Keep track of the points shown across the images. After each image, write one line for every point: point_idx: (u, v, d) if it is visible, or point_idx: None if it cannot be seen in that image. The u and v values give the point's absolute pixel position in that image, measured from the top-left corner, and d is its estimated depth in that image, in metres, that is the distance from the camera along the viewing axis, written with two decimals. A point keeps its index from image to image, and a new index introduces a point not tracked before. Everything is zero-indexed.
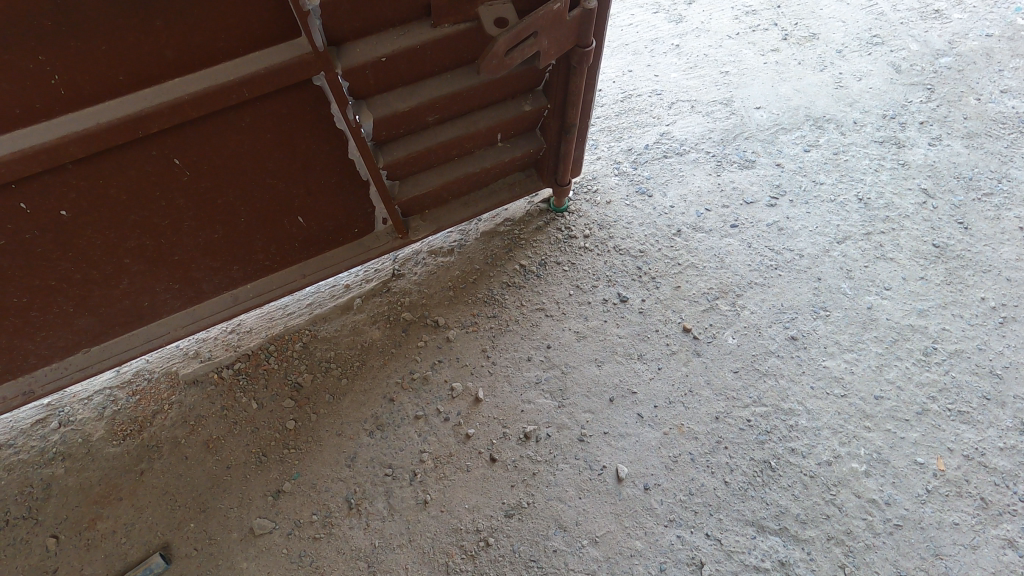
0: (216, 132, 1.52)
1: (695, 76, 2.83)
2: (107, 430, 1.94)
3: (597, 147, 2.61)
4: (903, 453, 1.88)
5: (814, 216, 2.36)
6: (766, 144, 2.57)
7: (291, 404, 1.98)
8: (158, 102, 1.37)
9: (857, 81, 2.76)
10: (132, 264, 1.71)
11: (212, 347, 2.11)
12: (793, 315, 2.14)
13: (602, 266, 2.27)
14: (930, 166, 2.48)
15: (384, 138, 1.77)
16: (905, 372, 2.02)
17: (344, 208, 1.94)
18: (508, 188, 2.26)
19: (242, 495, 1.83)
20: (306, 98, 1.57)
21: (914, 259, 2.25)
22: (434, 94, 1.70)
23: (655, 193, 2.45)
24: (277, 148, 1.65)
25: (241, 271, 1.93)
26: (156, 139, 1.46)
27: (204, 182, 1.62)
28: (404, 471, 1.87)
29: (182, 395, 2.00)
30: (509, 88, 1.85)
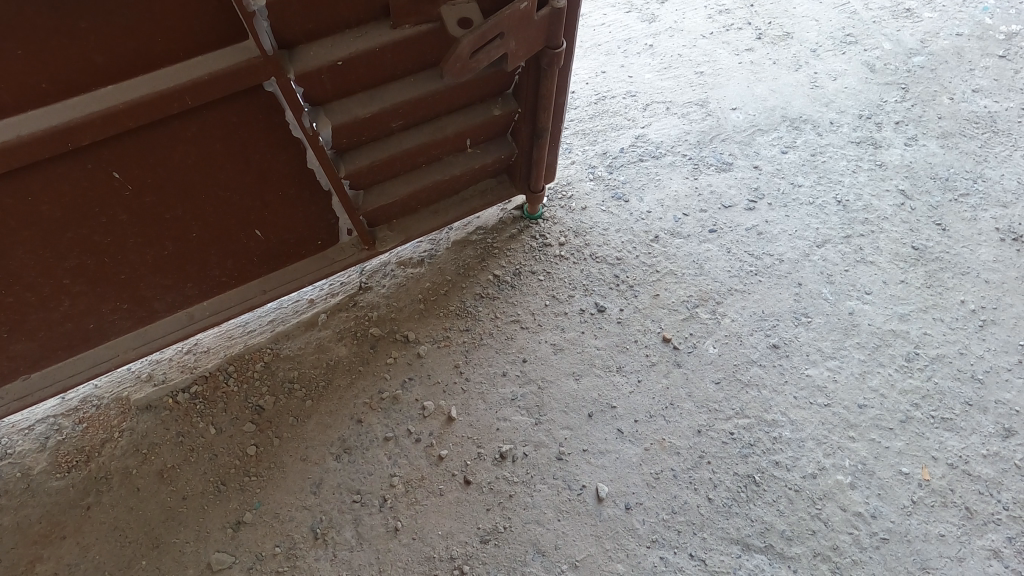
0: (159, 143, 1.41)
1: (670, 77, 2.76)
2: (50, 463, 1.81)
3: (571, 150, 2.53)
4: (887, 463, 1.84)
5: (793, 220, 2.31)
6: (743, 146, 2.52)
7: (252, 428, 1.87)
8: (89, 111, 1.25)
9: (832, 81, 2.72)
10: (72, 285, 1.58)
11: (166, 369, 1.99)
12: (774, 323, 2.08)
13: (578, 275, 2.19)
14: (907, 166, 2.44)
15: (345, 146, 1.67)
16: (888, 379, 1.98)
17: (305, 220, 1.83)
18: (479, 195, 2.16)
19: (199, 528, 1.71)
20: (257, 105, 1.46)
21: (893, 262, 2.21)
22: (396, 100, 1.60)
23: (631, 198, 2.38)
24: (228, 158, 1.54)
25: (195, 289, 1.81)
26: (91, 151, 1.34)
27: (149, 196, 1.50)
28: (374, 496, 1.77)
29: (134, 422, 1.88)
30: (477, 91, 1.77)
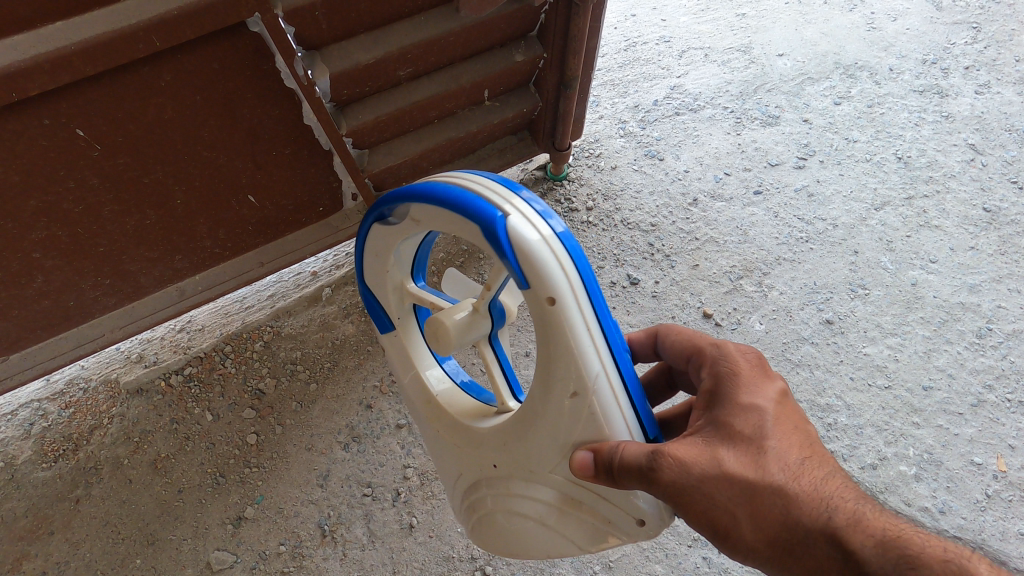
0: (129, 92, 1.21)
1: (708, 21, 2.50)
2: (35, 451, 1.65)
3: (598, 104, 2.28)
4: (957, 452, 1.62)
5: (848, 179, 2.08)
6: (791, 96, 2.27)
7: (252, 415, 1.71)
8: (35, 55, 1.05)
9: (892, 22, 2.48)
10: (44, 259, 1.39)
11: (158, 349, 1.82)
12: (827, 296, 1.86)
13: (609, 242, 1.97)
14: (977, 118, 2.21)
15: (347, 98, 1.45)
16: (957, 358, 1.76)
17: (303, 183, 1.63)
18: (498, 154, 1.94)
19: (197, 524, 1.56)
20: (241, 49, 1.25)
21: (962, 226, 1.98)
22: (404, 43, 1.38)
23: (667, 156, 2.14)
24: (211, 113, 1.33)
25: (185, 261, 1.61)
26: (46, 102, 1.14)
27: (123, 156, 1.30)
28: (386, 490, 1.61)
29: (124, 407, 1.71)
30: (497, 33, 1.54)
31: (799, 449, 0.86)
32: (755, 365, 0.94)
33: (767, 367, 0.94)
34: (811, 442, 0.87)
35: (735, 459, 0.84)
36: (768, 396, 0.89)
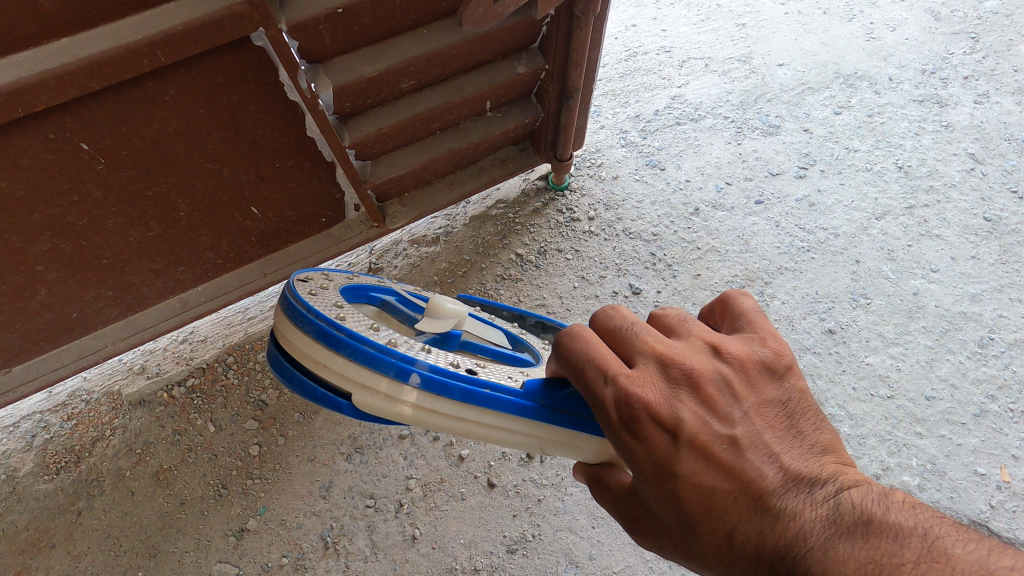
0: (133, 106, 1.21)
1: (708, 30, 2.52)
2: (37, 463, 1.64)
3: (599, 113, 2.29)
4: (960, 462, 1.62)
5: (849, 189, 2.09)
6: (791, 106, 2.28)
7: (255, 426, 1.71)
8: (40, 70, 1.05)
9: (891, 32, 2.50)
10: (48, 271, 1.39)
11: (160, 360, 1.82)
12: (829, 305, 1.86)
13: (610, 252, 1.97)
14: (977, 127, 2.22)
15: (350, 110, 1.46)
16: (959, 367, 1.76)
17: (306, 194, 1.63)
18: (499, 165, 1.95)
19: (198, 536, 1.55)
20: (246, 63, 1.26)
21: (963, 236, 1.98)
22: (407, 56, 1.39)
23: (667, 165, 2.15)
24: (215, 127, 1.34)
25: (188, 273, 1.61)
26: (51, 117, 1.15)
27: (127, 169, 1.31)
28: (388, 501, 1.61)
29: (126, 419, 1.71)
30: (500, 46, 1.55)
31: (723, 517, 0.73)
32: (640, 432, 0.76)
33: (653, 420, 0.75)
34: (734, 491, 0.73)
35: (681, 548, 0.78)
36: (667, 474, 0.75)
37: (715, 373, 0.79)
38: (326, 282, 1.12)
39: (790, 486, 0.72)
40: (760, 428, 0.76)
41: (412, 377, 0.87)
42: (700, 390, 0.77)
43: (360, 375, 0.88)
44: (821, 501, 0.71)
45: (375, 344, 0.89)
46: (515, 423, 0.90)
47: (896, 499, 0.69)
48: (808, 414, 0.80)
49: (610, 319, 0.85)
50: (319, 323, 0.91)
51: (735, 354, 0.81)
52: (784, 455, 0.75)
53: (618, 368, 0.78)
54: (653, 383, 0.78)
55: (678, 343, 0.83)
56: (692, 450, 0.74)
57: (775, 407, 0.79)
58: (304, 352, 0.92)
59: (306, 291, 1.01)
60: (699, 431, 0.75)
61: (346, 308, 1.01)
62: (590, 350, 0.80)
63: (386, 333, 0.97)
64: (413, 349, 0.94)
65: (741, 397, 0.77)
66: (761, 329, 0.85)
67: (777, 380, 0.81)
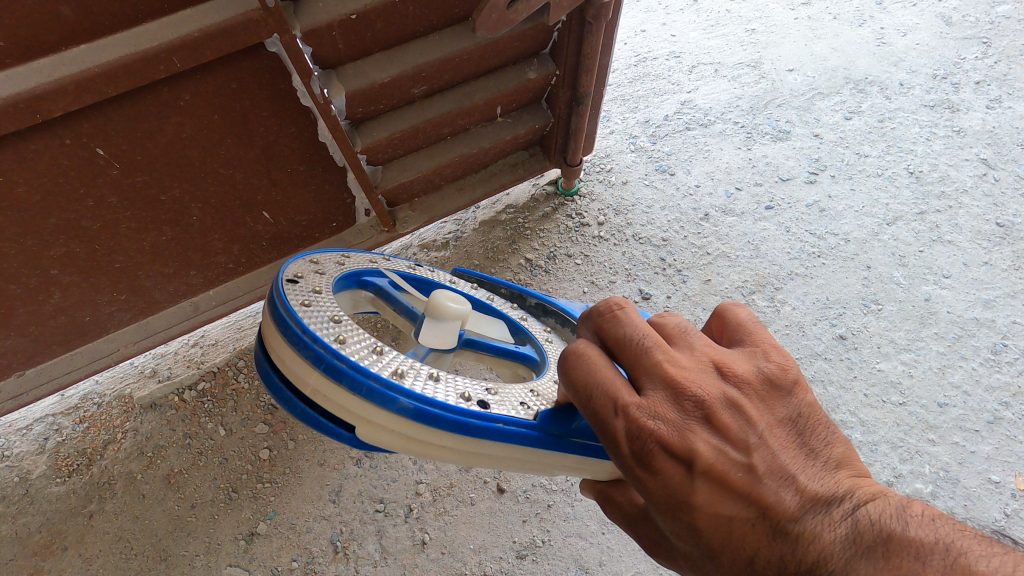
0: (149, 112, 1.22)
1: (717, 36, 2.52)
2: (49, 466, 1.65)
3: (609, 118, 2.29)
4: (974, 470, 1.60)
5: (860, 194, 2.08)
6: (801, 111, 2.28)
7: (265, 429, 1.71)
8: (58, 76, 1.07)
9: (902, 37, 2.49)
10: (62, 275, 1.40)
11: (171, 364, 1.83)
12: (840, 311, 1.85)
13: (620, 257, 1.97)
14: (989, 133, 2.21)
15: (362, 116, 1.47)
16: (972, 374, 1.75)
17: (318, 199, 1.64)
18: (509, 170, 1.95)
19: (209, 540, 1.56)
20: (260, 69, 1.27)
21: (975, 241, 1.97)
22: (420, 62, 1.40)
23: (677, 171, 2.15)
24: (228, 133, 1.35)
25: (200, 277, 1.62)
26: (67, 122, 1.16)
27: (141, 174, 1.32)
28: (398, 506, 1.61)
29: (138, 422, 1.71)
30: (512, 51, 1.56)
31: (743, 544, 0.74)
32: (653, 464, 0.74)
33: (667, 454, 0.74)
34: (752, 519, 0.74)
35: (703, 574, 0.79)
36: (683, 506, 0.75)
37: (725, 395, 0.78)
38: (320, 281, 1.06)
39: (808, 509, 0.73)
40: (775, 450, 0.76)
41: (418, 411, 0.87)
42: (713, 416, 0.76)
43: (364, 408, 0.87)
44: (839, 520, 0.72)
45: (379, 378, 0.87)
46: (520, 450, 0.92)
47: (914, 514, 0.70)
48: (819, 429, 0.80)
49: (615, 328, 0.80)
50: (318, 350, 0.88)
51: (742, 372, 0.80)
52: (800, 476, 0.75)
53: (628, 396, 0.75)
54: (664, 409, 0.76)
55: (684, 361, 0.80)
56: (708, 480, 0.74)
57: (786, 425, 0.79)
58: (302, 377, 0.90)
59: (299, 300, 0.97)
60: (714, 461, 0.74)
61: (344, 319, 0.98)
62: (599, 375, 0.76)
63: (391, 360, 0.94)
64: (420, 379, 0.93)
65: (753, 419, 0.77)
66: (763, 341, 0.85)
67: (786, 396, 0.80)
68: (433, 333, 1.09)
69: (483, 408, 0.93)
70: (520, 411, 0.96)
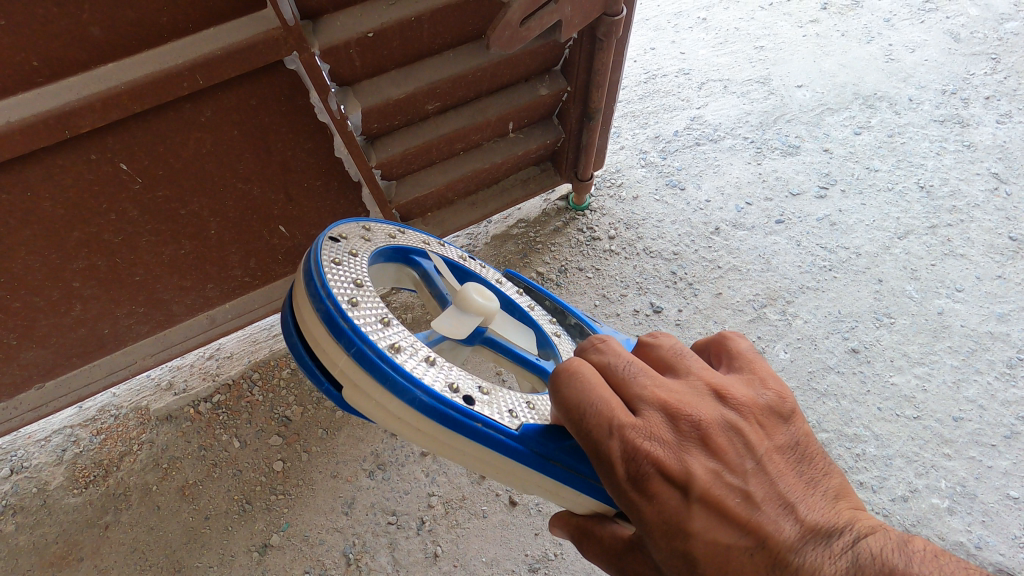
0: (171, 127, 1.26)
1: (726, 53, 2.55)
2: (67, 477, 1.66)
3: (619, 134, 2.31)
4: (991, 485, 1.59)
5: (871, 209, 2.09)
6: (810, 127, 2.30)
7: (279, 441, 1.73)
8: (85, 94, 1.10)
9: (910, 53, 2.51)
10: (83, 288, 1.43)
11: (187, 377, 1.85)
12: (852, 324, 1.85)
13: (631, 271, 1.98)
14: (999, 147, 2.21)
15: (377, 131, 1.49)
16: (987, 388, 1.74)
17: (332, 214, 1.66)
18: (521, 184, 1.97)
19: (223, 551, 1.56)
20: (279, 85, 1.30)
21: (988, 255, 1.97)
22: (434, 78, 1.43)
23: (687, 185, 2.16)
24: (247, 148, 1.38)
25: (216, 290, 1.65)
26: (93, 137, 1.19)
27: (162, 189, 1.35)
28: (410, 518, 1.61)
29: (153, 434, 1.73)
30: (524, 67, 1.59)
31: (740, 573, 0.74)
32: (649, 489, 0.76)
33: (663, 478, 0.76)
34: (750, 548, 0.74)
35: None
36: (679, 532, 0.75)
37: (724, 418, 0.80)
38: (363, 245, 1.07)
39: (808, 540, 0.73)
40: (774, 476, 0.77)
41: (406, 392, 0.86)
42: (709, 439, 0.78)
43: (355, 371, 0.88)
44: (838, 553, 0.72)
45: (374, 347, 0.87)
46: (500, 458, 0.89)
47: (918, 551, 0.70)
48: (817, 458, 0.82)
49: (603, 356, 0.84)
50: (328, 306, 0.90)
51: (740, 396, 0.82)
52: (800, 506, 0.76)
53: (621, 416, 0.78)
54: (659, 432, 0.78)
55: (679, 386, 0.83)
56: (705, 505, 0.75)
57: (785, 452, 0.80)
58: (309, 327, 0.93)
59: (330, 258, 0.98)
60: (711, 486, 0.76)
61: (366, 285, 0.98)
62: (593, 393, 0.78)
63: (395, 333, 0.93)
64: (416, 358, 0.92)
65: (752, 443, 0.79)
66: (761, 368, 0.87)
67: (784, 422, 0.82)
68: (450, 322, 1.08)
69: (467, 403, 0.90)
70: (506, 418, 0.91)
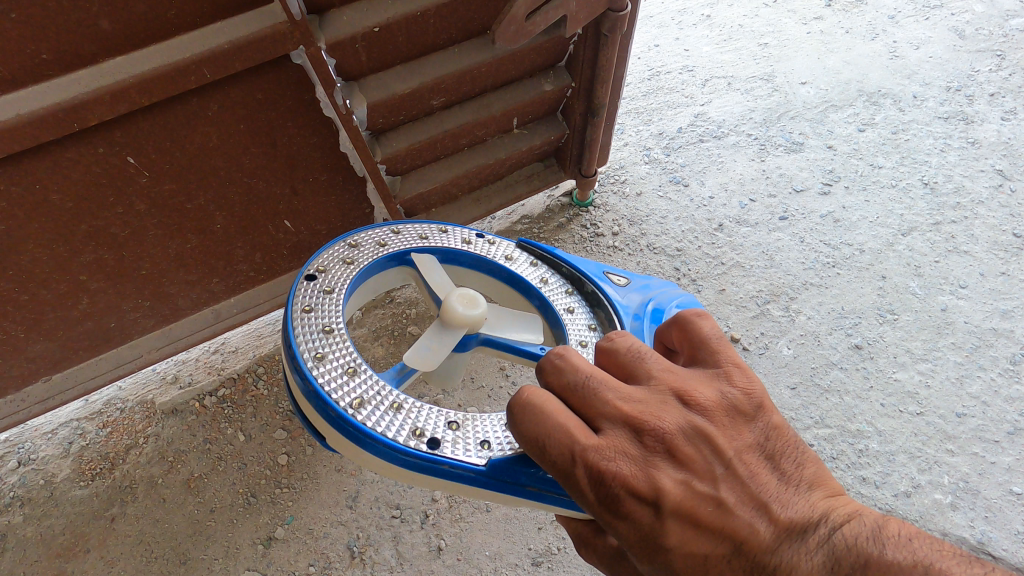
0: (178, 121, 1.27)
1: (730, 50, 2.55)
2: (73, 470, 1.68)
3: (623, 131, 2.32)
4: (994, 481, 1.59)
5: (874, 205, 2.09)
6: (815, 123, 2.30)
7: (284, 435, 1.74)
8: (93, 87, 1.11)
9: (914, 50, 2.51)
10: (89, 281, 1.44)
11: (192, 371, 1.86)
12: (856, 320, 1.85)
13: (635, 267, 1.98)
14: (1004, 144, 2.21)
15: (382, 126, 1.50)
16: (990, 385, 1.74)
17: (336, 209, 1.67)
18: (525, 180, 1.98)
19: (228, 544, 1.57)
20: (284, 80, 1.31)
21: (992, 252, 1.97)
22: (439, 73, 1.44)
23: (691, 182, 2.17)
24: (253, 142, 1.39)
25: (221, 285, 1.65)
26: (100, 131, 1.20)
27: (168, 183, 1.36)
28: (414, 512, 1.62)
29: (159, 427, 1.74)
30: (529, 63, 1.59)
31: None
32: (621, 509, 0.77)
33: (633, 496, 0.76)
34: (727, 556, 0.76)
35: None
36: (656, 546, 0.77)
37: (689, 424, 0.80)
38: (342, 276, 1.11)
39: (784, 539, 0.76)
40: (745, 480, 0.78)
41: (370, 444, 0.93)
42: (675, 450, 0.78)
43: (327, 427, 0.96)
44: (815, 548, 0.75)
45: (336, 408, 0.94)
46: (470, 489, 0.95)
47: (891, 536, 0.72)
48: (790, 450, 0.82)
49: (560, 375, 0.83)
50: (296, 366, 0.98)
51: (704, 398, 0.82)
52: (774, 505, 0.77)
53: (582, 440, 0.77)
54: (624, 448, 0.78)
55: (641, 393, 0.82)
56: (678, 519, 0.76)
57: (755, 450, 0.81)
58: (290, 383, 1.02)
59: (303, 306, 1.05)
60: (683, 499, 0.76)
61: (336, 330, 1.03)
62: (549, 420, 0.78)
63: (361, 381, 0.98)
64: (381, 408, 0.96)
65: (720, 448, 0.79)
66: (725, 361, 0.87)
67: (750, 420, 0.83)
68: (427, 347, 1.11)
69: (432, 448, 0.94)
70: (475, 453, 0.95)
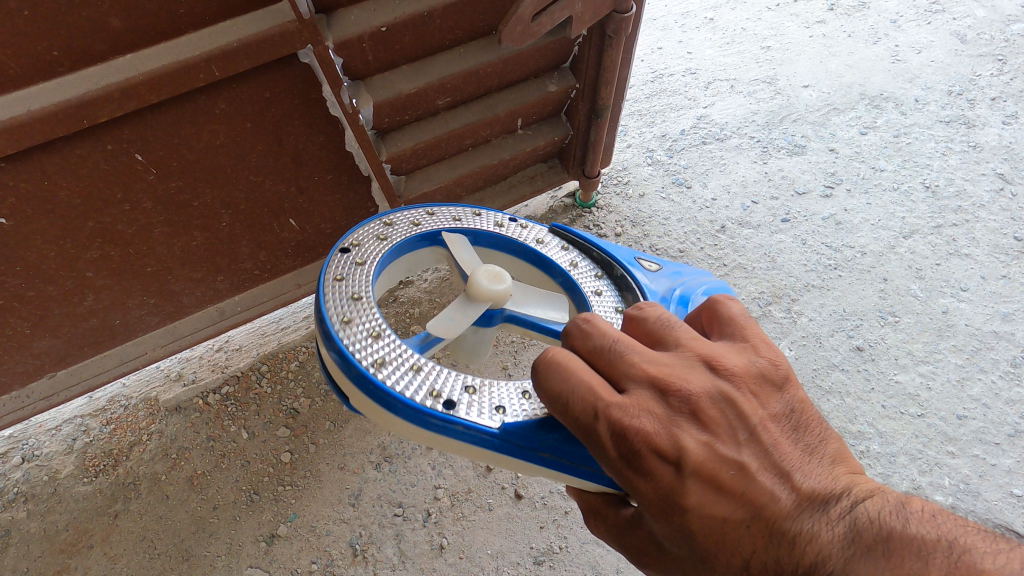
0: (186, 119, 1.28)
1: (733, 53, 2.56)
2: (76, 466, 1.68)
3: (626, 133, 2.33)
4: (995, 483, 1.59)
5: (876, 208, 2.10)
6: (817, 126, 2.31)
7: (287, 433, 1.74)
8: (103, 84, 1.12)
9: (916, 54, 2.52)
10: (95, 277, 1.44)
11: (196, 368, 1.87)
12: (857, 322, 1.86)
13: None
14: (1005, 148, 2.22)
15: (387, 125, 1.51)
16: (991, 387, 1.74)
17: (341, 207, 1.68)
18: (529, 181, 1.99)
19: (230, 541, 1.58)
20: (292, 79, 1.32)
21: (993, 255, 1.98)
22: (445, 73, 1.45)
23: (694, 184, 2.18)
24: (260, 141, 1.39)
25: (226, 283, 1.66)
26: (110, 128, 1.21)
27: (176, 181, 1.37)
28: (416, 510, 1.63)
29: (162, 425, 1.75)
30: (534, 64, 1.60)
31: (738, 545, 0.76)
32: (643, 466, 0.77)
33: (656, 455, 0.77)
34: (746, 520, 0.76)
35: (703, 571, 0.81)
36: (675, 506, 0.77)
37: (716, 389, 0.80)
38: (375, 249, 1.13)
39: (805, 507, 0.76)
40: (769, 447, 0.78)
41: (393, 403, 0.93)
42: (700, 412, 0.78)
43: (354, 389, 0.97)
44: (836, 518, 0.75)
45: (360, 367, 0.95)
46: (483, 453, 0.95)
47: (913, 510, 0.73)
48: (814, 425, 0.83)
49: (587, 340, 0.85)
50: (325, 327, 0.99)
51: (732, 366, 0.83)
52: (796, 473, 0.78)
53: (605, 397, 0.78)
54: (649, 408, 0.79)
55: (669, 358, 0.83)
56: (699, 480, 0.76)
57: (780, 420, 0.82)
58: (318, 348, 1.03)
59: (335, 274, 1.07)
60: (705, 460, 0.76)
61: (364, 297, 1.04)
62: (573, 376, 0.80)
63: (384, 345, 0.99)
64: (400, 369, 0.96)
65: (745, 415, 0.79)
66: (753, 337, 0.88)
67: (777, 391, 0.84)
68: (451, 317, 1.14)
69: (448, 409, 0.94)
70: (489, 415, 0.95)
